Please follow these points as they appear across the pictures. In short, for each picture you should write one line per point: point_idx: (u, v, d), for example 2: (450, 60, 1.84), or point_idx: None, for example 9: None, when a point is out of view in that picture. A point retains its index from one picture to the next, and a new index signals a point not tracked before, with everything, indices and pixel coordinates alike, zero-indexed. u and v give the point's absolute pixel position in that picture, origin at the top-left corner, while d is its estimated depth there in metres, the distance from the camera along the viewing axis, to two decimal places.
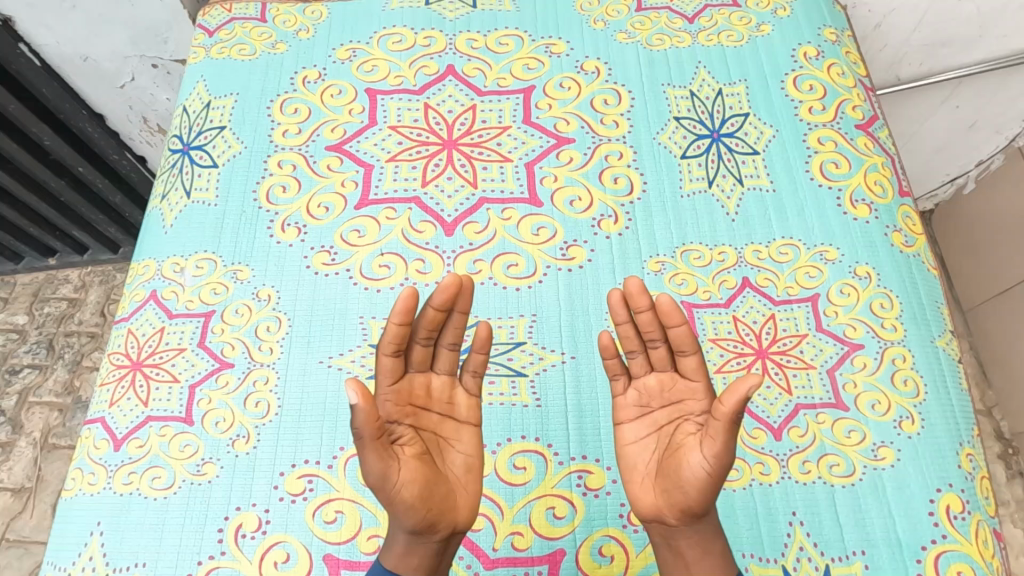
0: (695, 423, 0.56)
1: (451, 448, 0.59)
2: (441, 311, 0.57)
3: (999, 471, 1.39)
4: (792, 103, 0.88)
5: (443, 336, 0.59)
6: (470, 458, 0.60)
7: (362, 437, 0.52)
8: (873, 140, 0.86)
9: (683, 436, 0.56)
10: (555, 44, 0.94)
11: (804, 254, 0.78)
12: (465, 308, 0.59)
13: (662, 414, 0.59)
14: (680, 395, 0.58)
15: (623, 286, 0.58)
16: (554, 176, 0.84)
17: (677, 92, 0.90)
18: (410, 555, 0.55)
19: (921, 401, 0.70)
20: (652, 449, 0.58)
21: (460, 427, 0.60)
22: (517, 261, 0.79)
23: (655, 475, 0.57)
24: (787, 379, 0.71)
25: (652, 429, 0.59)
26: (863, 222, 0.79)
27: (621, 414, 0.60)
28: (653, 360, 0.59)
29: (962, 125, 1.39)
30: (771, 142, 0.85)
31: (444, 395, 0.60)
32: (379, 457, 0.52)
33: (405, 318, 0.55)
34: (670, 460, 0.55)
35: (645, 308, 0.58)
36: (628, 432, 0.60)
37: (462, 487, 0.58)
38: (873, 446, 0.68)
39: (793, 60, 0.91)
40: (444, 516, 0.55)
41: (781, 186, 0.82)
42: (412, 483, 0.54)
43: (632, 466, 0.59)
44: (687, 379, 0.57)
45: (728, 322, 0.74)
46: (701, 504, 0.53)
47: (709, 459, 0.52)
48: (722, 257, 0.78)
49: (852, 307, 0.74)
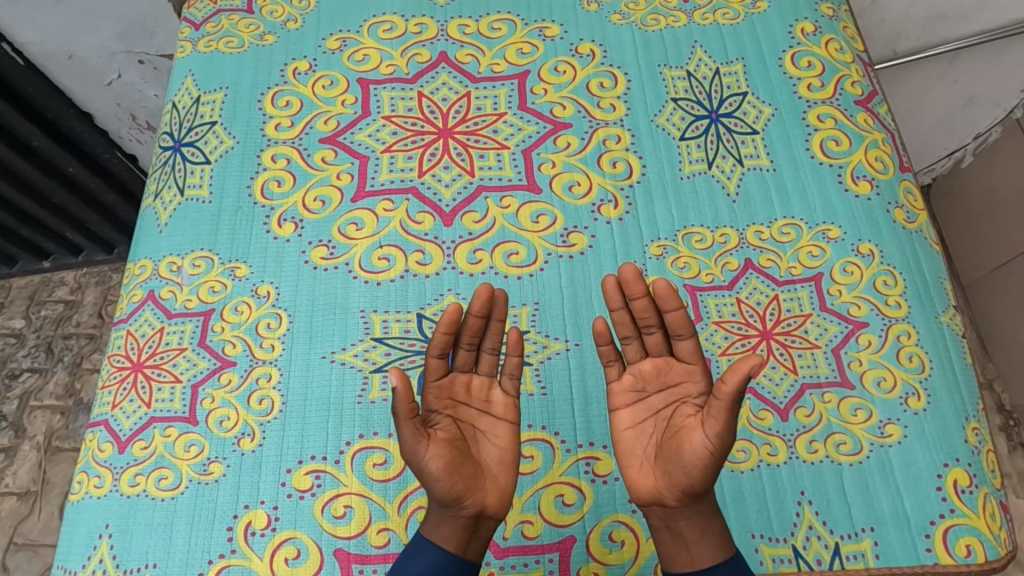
0: (694, 405, 0.57)
1: (488, 442, 0.61)
2: (480, 317, 0.60)
3: (1000, 443, 1.40)
4: (791, 81, 0.87)
5: (485, 340, 0.62)
6: (504, 452, 0.61)
7: (397, 414, 0.56)
8: (872, 115, 0.85)
9: (682, 419, 0.57)
10: (549, 28, 0.93)
11: (806, 234, 0.77)
12: (502, 315, 0.62)
13: (658, 398, 0.59)
14: (676, 378, 0.58)
15: (617, 273, 0.58)
16: (552, 162, 0.83)
17: (674, 73, 0.88)
18: (440, 527, 0.57)
19: (926, 376, 0.70)
20: (650, 433, 0.59)
21: (498, 423, 0.61)
22: (518, 249, 0.78)
23: (654, 459, 0.58)
24: (793, 359, 0.71)
25: (648, 414, 0.59)
26: (864, 198, 0.79)
27: (615, 400, 0.60)
28: (648, 346, 0.59)
29: (959, 99, 1.38)
30: (770, 121, 0.84)
31: (483, 393, 0.62)
32: (411, 434, 0.56)
33: (450, 326, 0.58)
34: (671, 441, 0.56)
35: (641, 294, 0.58)
36: (624, 417, 0.60)
37: (492, 475, 0.60)
38: (880, 423, 0.68)
39: (791, 37, 0.90)
40: (471, 493, 0.57)
41: (781, 165, 0.81)
42: (440, 460, 0.56)
43: (630, 451, 0.59)
44: (683, 363, 0.58)
45: (731, 304, 0.74)
46: (702, 484, 0.54)
47: (711, 439, 0.53)
48: (724, 239, 0.78)
49: (856, 285, 0.74)
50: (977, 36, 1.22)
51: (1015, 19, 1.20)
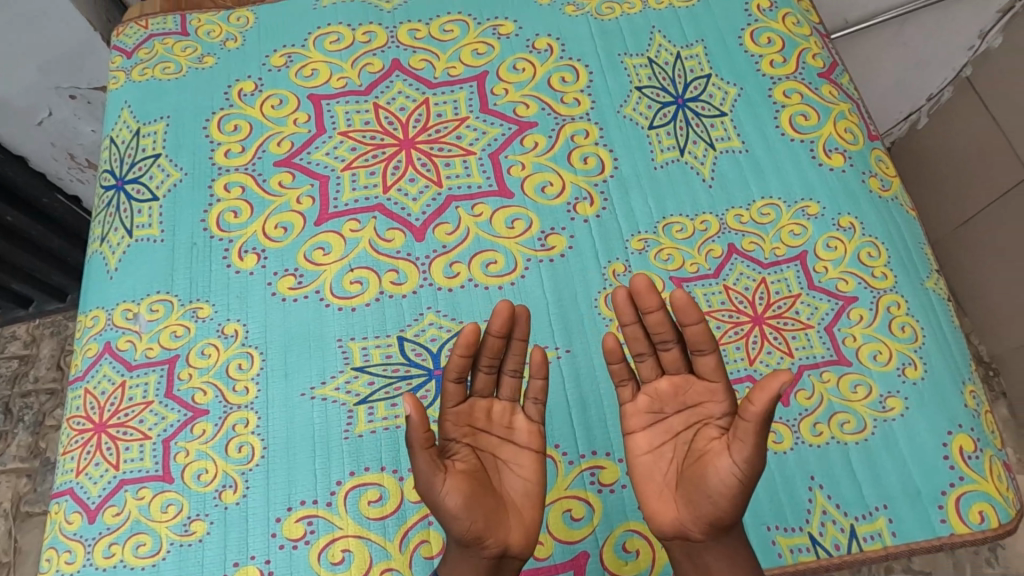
0: (718, 427, 0.55)
1: (510, 472, 0.58)
2: (501, 338, 0.57)
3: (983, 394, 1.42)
4: (753, 58, 0.85)
5: (506, 362, 0.59)
6: (529, 484, 0.59)
7: (412, 445, 0.53)
8: (836, 87, 0.85)
9: (705, 442, 0.55)
10: (502, 25, 0.89)
11: (786, 212, 0.76)
12: (525, 334, 0.58)
13: (677, 420, 0.57)
14: (696, 398, 0.56)
15: (629, 285, 0.56)
16: (521, 164, 0.80)
17: (635, 61, 0.86)
18: (459, 567, 0.55)
19: (920, 345, 0.69)
20: (670, 459, 0.57)
21: (521, 452, 0.59)
22: (496, 258, 0.75)
23: (674, 487, 0.56)
24: (787, 342, 0.70)
25: (667, 437, 0.57)
26: (839, 171, 0.78)
27: (630, 423, 0.58)
28: (665, 362, 0.57)
29: (910, 63, 1.40)
30: (737, 101, 0.83)
31: (504, 419, 0.60)
32: (427, 467, 0.53)
33: (467, 348, 0.55)
34: (695, 467, 0.54)
35: (655, 307, 0.55)
36: (641, 442, 0.58)
37: (516, 509, 0.57)
38: (880, 397, 0.67)
39: (748, 14, 0.88)
40: (492, 530, 0.55)
41: (753, 145, 0.80)
42: (459, 495, 0.53)
43: (648, 477, 0.57)
44: (705, 381, 0.55)
45: (720, 292, 0.72)
46: (730, 512, 0.52)
47: (739, 465, 0.51)
48: (704, 226, 0.76)
49: (841, 260, 0.73)
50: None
51: None
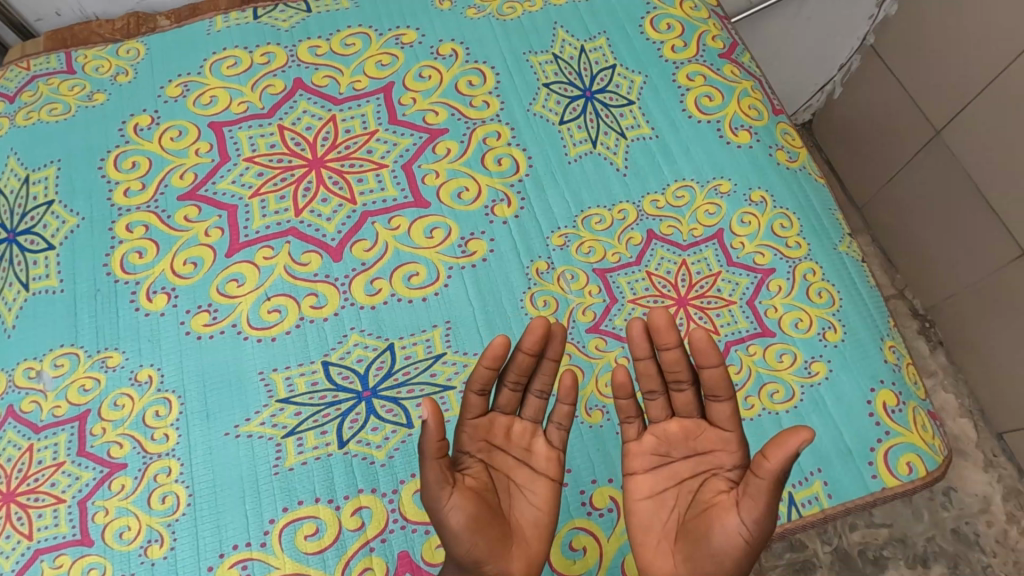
0: (726, 480, 0.55)
1: (522, 498, 0.58)
2: (531, 356, 0.57)
3: (922, 346, 1.48)
4: (654, 45, 0.86)
5: (534, 382, 0.59)
6: (540, 514, 0.58)
7: (424, 451, 0.52)
8: (737, 66, 0.86)
9: (712, 495, 0.54)
10: (405, 34, 0.88)
11: (700, 193, 0.77)
12: (557, 355, 0.58)
13: (682, 467, 0.57)
14: (707, 445, 0.56)
15: (647, 319, 0.56)
16: (435, 172, 0.79)
17: (541, 58, 0.86)
18: None
19: (838, 308, 0.71)
20: (670, 508, 0.57)
21: (536, 477, 0.59)
22: (417, 269, 0.74)
23: (673, 541, 0.55)
24: (712, 320, 0.70)
25: (671, 483, 0.57)
26: (746, 147, 0.79)
27: (633, 463, 0.58)
28: (677, 405, 0.58)
29: (818, 32, 1.45)
30: (643, 88, 0.84)
31: (524, 441, 0.60)
32: (435, 477, 0.52)
33: (494, 361, 0.55)
34: (698, 521, 0.53)
35: (673, 346, 0.56)
36: (642, 486, 0.58)
37: (523, 537, 0.56)
38: (805, 363, 0.68)
39: (646, 3, 0.90)
40: (493, 557, 0.53)
41: (662, 130, 0.81)
42: (464, 513, 0.53)
43: (646, 526, 0.57)
44: (717, 429, 0.56)
45: (643, 279, 0.73)
46: (731, 574, 0.51)
47: (748, 524, 0.50)
48: (623, 215, 0.76)
49: (756, 234, 0.74)
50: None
51: None
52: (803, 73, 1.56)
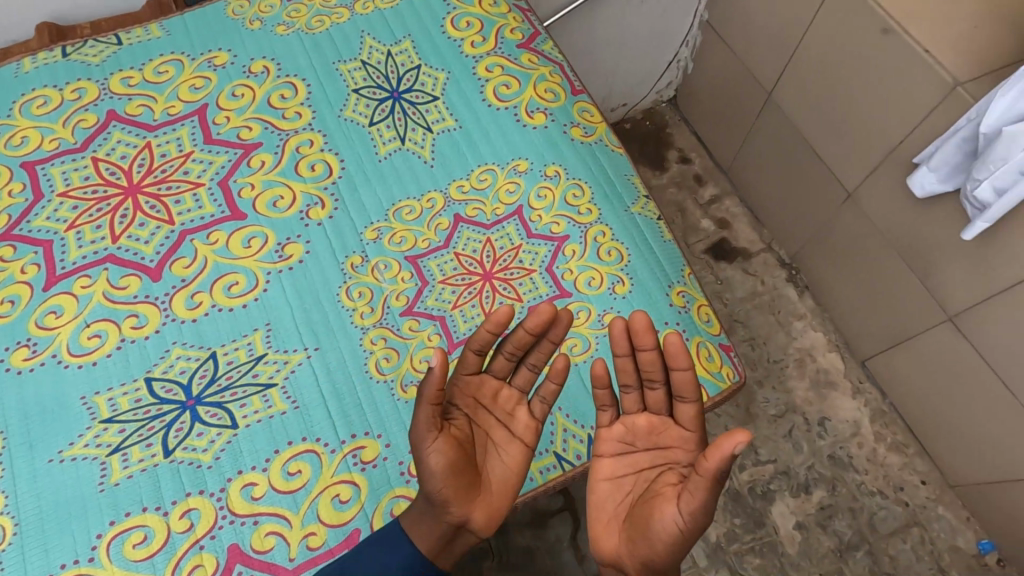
0: (677, 474, 0.60)
1: (496, 455, 0.64)
2: (530, 334, 0.61)
3: (791, 292, 1.60)
4: (455, 43, 0.92)
5: (528, 356, 0.64)
6: (509, 472, 0.63)
7: (421, 396, 0.58)
8: (536, 54, 0.93)
9: (662, 485, 0.59)
10: (217, 56, 0.91)
11: (501, 175, 0.83)
12: (556, 337, 0.63)
13: (643, 457, 0.62)
14: (668, 440, 0.62)
15: (630, 320, 0.60)
16: (251, 185, 0.82)
17: (349, 65, 0.91)
18: (420, 522, 0.61)
19: (626, 263, 0.78)
20: (626, 492, 0.62)
21: (512, 440, 0.64)
22: (237, 279, 0.77)
23: (621, 520, 0.61)
24: (515, 289, 0.76)
25: (631, 471, 0.63)
26: (542, 128, 0.86)
27: (601, 447, 0.64)
28: (649, 400, 0.63)
29: (657, 13, 1.51)
30: (446, 84, 0.89)
31: (508, 405, 0.65)
32: (425, 422, 0.58)
33: (496, 329, 0.60)
34: (646, 506, 0.59)
35: (650, 347, 0.60)
36: (604, 468, 0.63)
37: (490, 491, 0.62)
38: (599, 316, 0.75)
39: (446, 3, 0.95)
40: (460, 502, 0.59)
41: (465, 121, 0.86)
42: (445, 458, 0.58)
43: (601, 504, 0.63)
44: (681, 427, 0.61)
45: (451, 260, 0.78)
46: (663, 559, 0.56)
47: (683, 516, 0.54)
48: (431, 204, 0.81)
49: (551, 206, 0.80)
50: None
51: None
52: (656, 50, 1.64)
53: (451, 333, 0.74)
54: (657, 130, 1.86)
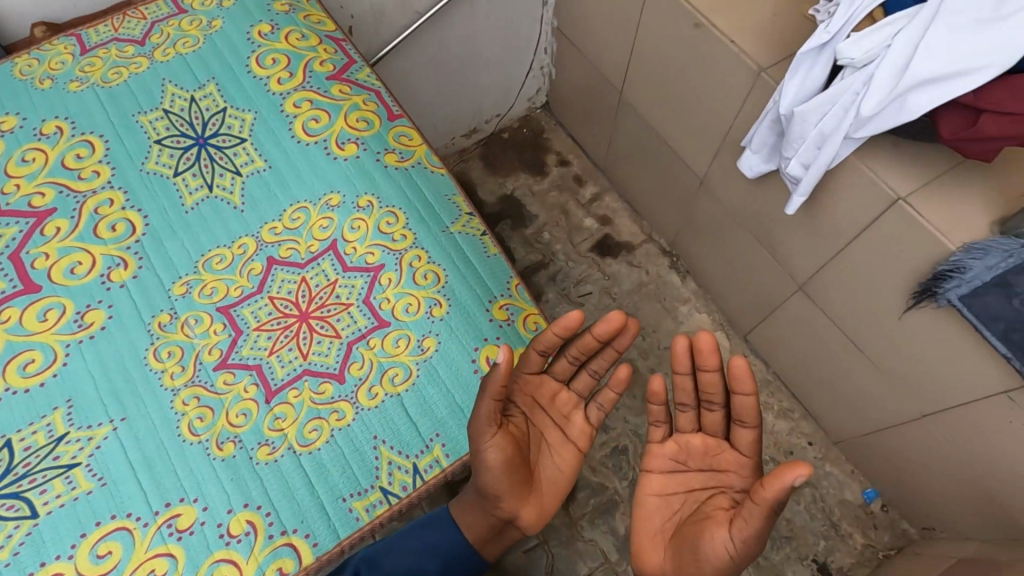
0: (728, 499, 0.73)
1: (551, 453, 0.78)
2: (596, 342, 0.74)
3: (674, 278, 1.65)
4: (261, 81, 0.90)
5: (590, 361, 0.78)
6: (561, 472, 0.77)
7: (484, 390, 0.67)
8: (348, 84, 0.93)
9: (713, 507, 0.73)
10: (4, 122, 0.86)
11: (314, 211, 0.81)
12: (619, 347, 0.75)
13: (694, 477, 0.77)
14: (722, 463, 0.76)
15: (694, 342, 0.75)
16: (45, 254, 0.78)
17: (150, 115, 0.87)
18: (472, 513, 0.80)
19: (443, 284, 0.78)
20: (673, 509, 0.77)
21: (567, 442, 0.78)
22: (32, 356, 0.72)
23: (666, 537, 0.75)
24: (333, 326, 0.75)
25: (682, 489, 0.78)
26: (354, 158, 0.85)
27: (653, 461, 0.80)
28: (706, 423, 0.78)
29: (503, 24, 1.53)
30: (254, 124, 0.87)
31: (565, 408, 0.78)
32: (485, 415, 0.67)
33: (563, 334, 0.71)
34: (697, 524, 0.71)
35: (711, 369, 0.75)
36: (655, 483, 0.79)
37: (543, 489, 0.77)
38: (418, 342, 0.74)
39: (250, 43, 0.94)
40: (513, 502, 0.73)
41: (275, 160, 0.85)
42: (500, 454, 0.69)
43: (649, 515, 0.78)
44: (735, 452, 0.75)
45: (266, 305, 0.76)
46: None
47: (733, 541, 0.66)
48: (243, 249, 0.79)
49: (365, 237, 0.80)
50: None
51: None
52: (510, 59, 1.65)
53: (269, 381, 0.72)
54: (534, 138, 1.89)
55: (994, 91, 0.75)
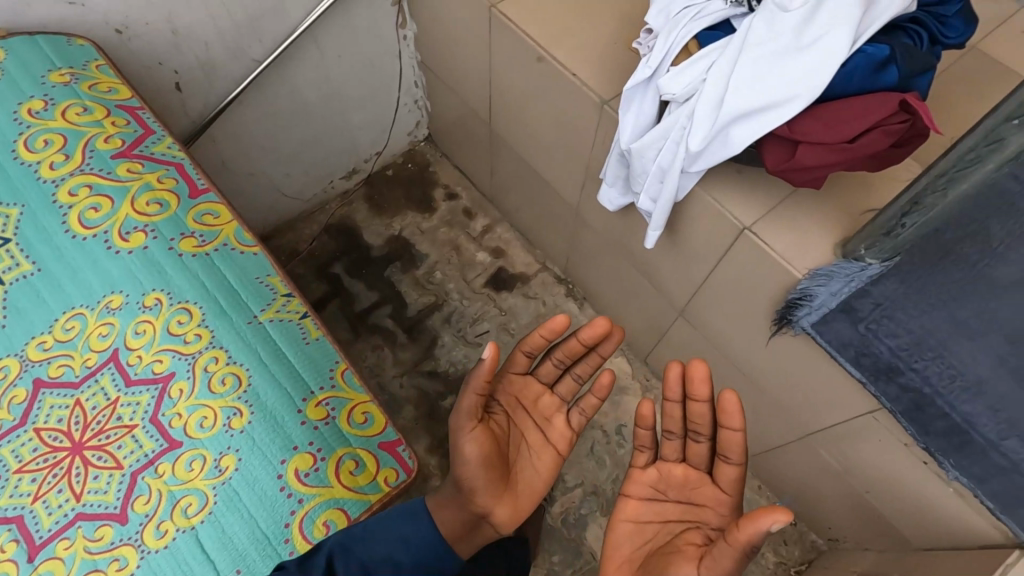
0: (703, 535, 0.72)
1: (531, 455, 0.84)
2: (580, 343, 0.85)
3: (571, 307, 1.61)
4: (30, 168, 0.79)
5: (574, 367, 0.88)
6: (540, 474, 0.83)
7: (469, 381, 0.74)
8: (139, 160, 0.82)
9: (685, 542, 0.72)
10: None
11: (92, 318, 0.71)
12: (603, 351, 0.86)
13: (671, 508, 0.77)
14: (700, 498, 0.76)
15: (689, 370, 0.77)
16: None
17: None
18: (445, 508, 0.70)
19: (245, 388, 0.69)
20: (644, 539, 0.76)
21: (546, 444, 0.85)
22: None
23: (634, 567, 0.74)
24: (113, 455, 0.65)
25: (658, 521, 0.77)
26: (141, 249, 0.75)
27: (631, 487, 0.80)
28: (692, 453, 0.79)
29: (360, 62, 1.44)
30: (20, 220, 0.76)
31: (547, 410, 0.88)
32: (468, 406, 0.75)
33: (548, 334, 0.83)
34: (666, 556, 0.71)
35: (702, 401, 0.76)
36: (632, 507, 0.78)
37: (520, 491, 0.80)
38: (215, 462, 0.65)
39: (18, 123, 0.82)
40: (486, 495, 0.73)
41: (46, 261, 0.74)
42: (477, 450, 0.73)
43: (618, 545, 0.77)
44: (715, 488, 0.75)
45: (30, 439, 0.65)
46: None
47: (701, 575, 0.65)
48: (3, 374, 0.68)
49: (152, 342, 0.70)
50: (307, 17, 1.23)
51: None
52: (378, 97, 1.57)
53: (31, 535, 0.61)
54: (419, 173, 1.82)
55: (807, 120, 0.74)
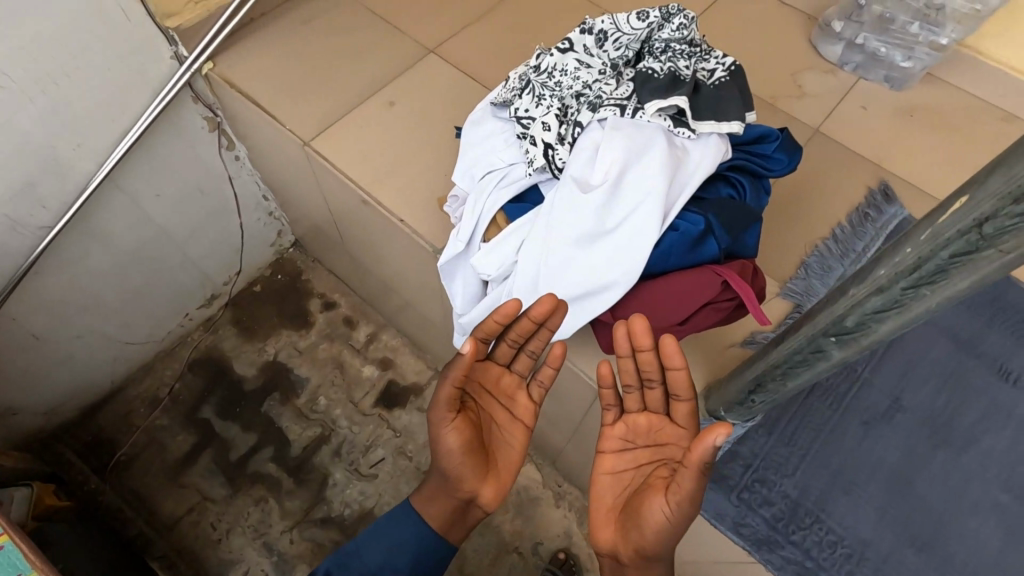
0: (674, 466, 0.61)
1: (503, 438, 0.72)
2: (533, 323, 0.64)
3: None
4: None
5: (529, 343, 0.68)
6: (515, 451, 0.72)
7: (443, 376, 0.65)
8: None
9: (660, 477, 0.61)
10: None
11: None
12: (553, 325, 0.64)
13: (644, 452, 0.63)
14: (665, 438, 0.62)
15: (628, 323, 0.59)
16: None
17: None
18: (433, 501, 0.71)
19: None
20: (622, 486, 0.64)
21: (515, 424, 0.72)
22: None
23: (616, 510, 0.63)
24: None
25: (634, 466, 0.64)
26: None
27: (603, 443, 0.65)
28: (649, 397, 0.63)
29: (189, 193, 1.29)
30: None
31: (511, 389, 0.72)
32: (440, 417, 0.66)
33: (505, 317, 0.63)
34: (639, 501, 0.59)
35: (648, 347, 0.59)
36: (607, 466, 0.64)
37: (502, 467, 0.72)
38: None
39: None
40: (469, 484, 0.68)
41: None
42: (457, 441, 0.67)
43: (602, 500, 0.64)
44: (681, 421, 0.61)
45: None
46: (655, 547, 0.57)
47: (671, 508, 0.56)
48: None
49: None
50: (101, 169, 1.06)
51: (120, 129, 1.07)
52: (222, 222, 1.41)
53: None
54: (291, 283, 1.66)
55: (629, 304, 0.65)
